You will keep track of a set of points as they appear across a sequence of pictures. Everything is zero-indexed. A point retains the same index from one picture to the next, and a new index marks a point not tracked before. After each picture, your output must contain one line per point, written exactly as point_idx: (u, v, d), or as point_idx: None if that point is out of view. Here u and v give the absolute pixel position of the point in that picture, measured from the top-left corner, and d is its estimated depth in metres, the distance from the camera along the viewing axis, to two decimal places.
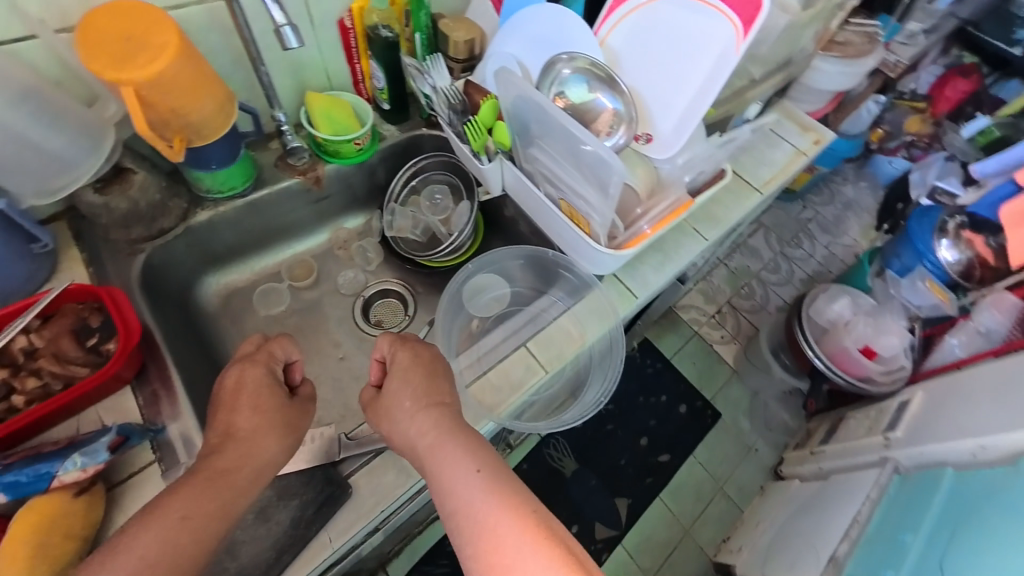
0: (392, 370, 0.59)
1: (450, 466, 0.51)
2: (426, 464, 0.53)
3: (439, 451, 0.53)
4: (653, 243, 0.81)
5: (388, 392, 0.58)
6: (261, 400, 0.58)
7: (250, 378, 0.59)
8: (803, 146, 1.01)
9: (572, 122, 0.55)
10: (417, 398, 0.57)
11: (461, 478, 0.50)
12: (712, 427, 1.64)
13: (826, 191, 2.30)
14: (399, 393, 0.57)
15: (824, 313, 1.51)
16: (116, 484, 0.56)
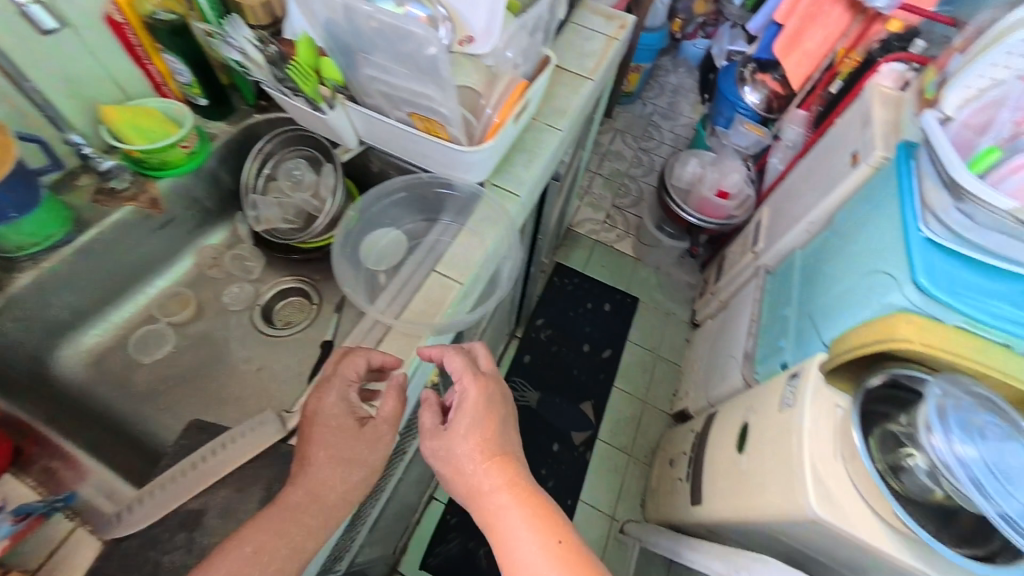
0: (467, 407, 0.62)
1: (528, 530, 0.55)
2: (496, 522, 0.57)
3: (512, 511, 0.56)
4: (516, 145, 0.89)
5: (456, 430, 0.61)
6: (339, 420, 0.57)
7: (346, 399, 0.59)
8: (611, 32, 1.13)
9: (399, 19, 0.57)
10: (494, 453, 0.60)
11: (535, 546, 0.53)
12: (634, 308, 1.84)
13: (656, 85, 2.61)
14: (474, 447, 0.60)
15: (682, 177, 1.80)
16: (40, 567, 0.55)
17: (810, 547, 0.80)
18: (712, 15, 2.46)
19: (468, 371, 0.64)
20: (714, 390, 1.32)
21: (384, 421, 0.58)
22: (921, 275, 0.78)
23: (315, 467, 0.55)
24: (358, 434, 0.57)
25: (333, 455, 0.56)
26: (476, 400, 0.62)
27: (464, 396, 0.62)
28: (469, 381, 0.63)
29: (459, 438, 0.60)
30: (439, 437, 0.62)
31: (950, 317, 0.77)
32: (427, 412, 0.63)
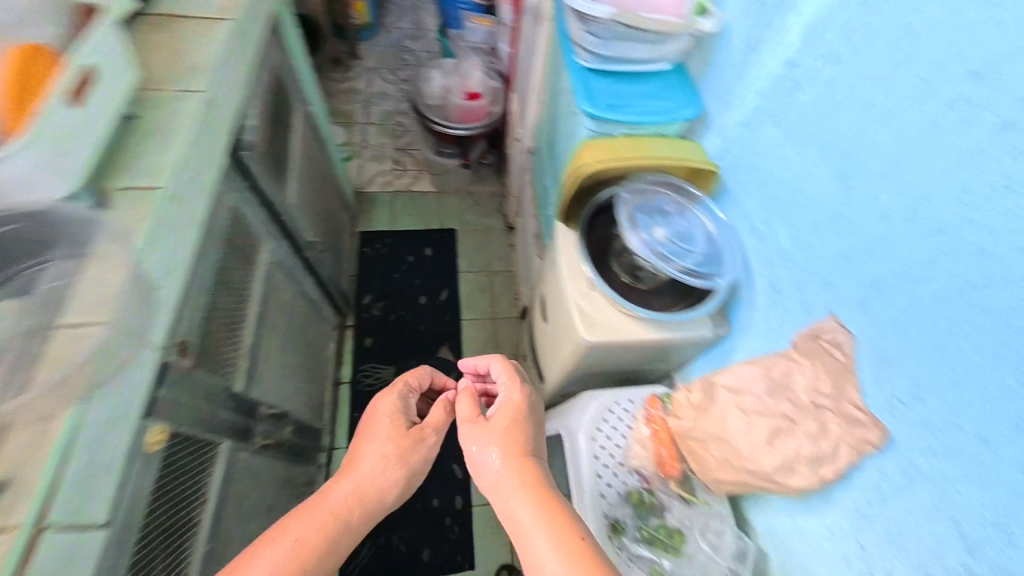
0: (505, 405, 0.69)
1: (540, 517, 0.55)
2: (511, 516, 0.57)
3: (527, 506, 0.57)
4: (137, 129, 0.71)
5: (483, 430, 0.65)
6: (386, 423, 0.67)
7: (393, 405, 0.70)
8: None
9: None
10: (518, 453, 0.63)
11: (543, 539, 0.53)
12: (455, 239, 1.82)
13: (392, 9, 2.42)
14: (504, 445, 0.63)
15: (433, 93, 1.74)
16: None
17: (610, 364, 0.93)
18: None
19: (512, 397, 0.69)
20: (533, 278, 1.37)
21: (428, 428, 0.69)
22: (587, 103, 0.84)
23: (356, 466, 0.63)
24: (392, 435, 0.66)
25: (366, 458, 0.63)
26: (512, 421, 0.66)
27: (503, 391, 0.71)
28: (506, 386, 0.71)
29: (480, 439, 0.64)
30: (472, 430, 0.66)
31: (621, 130, 0.86)
32: (467, 404, 0.69)
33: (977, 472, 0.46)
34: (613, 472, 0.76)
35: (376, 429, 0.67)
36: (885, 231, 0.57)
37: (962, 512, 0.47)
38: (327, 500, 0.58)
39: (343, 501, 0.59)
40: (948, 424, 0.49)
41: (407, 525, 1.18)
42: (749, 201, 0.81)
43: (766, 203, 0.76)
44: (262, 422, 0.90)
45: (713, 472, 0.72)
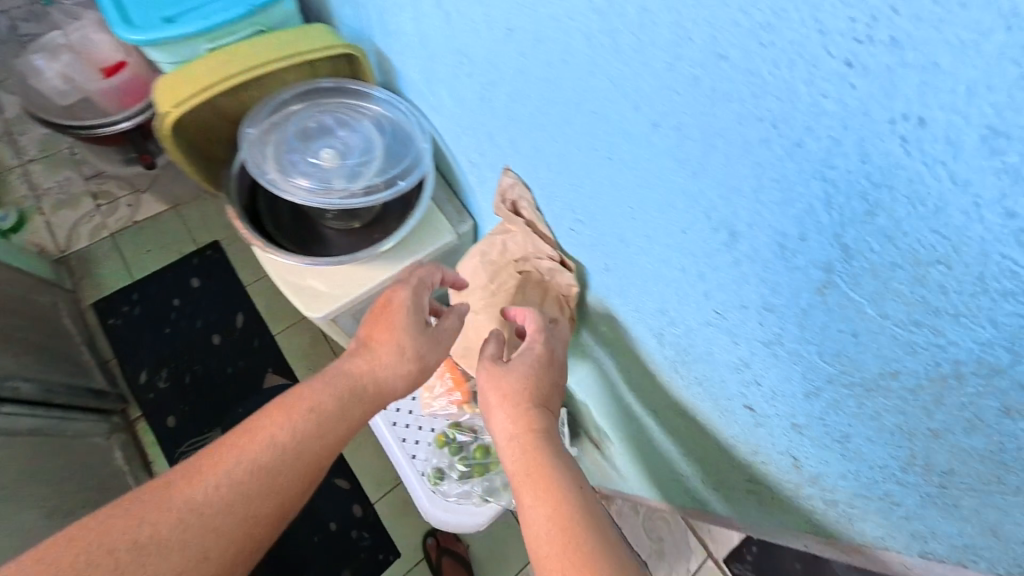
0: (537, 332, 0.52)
1: (546, 477, 0.40)
2: (515, 467, 0.42)
3: (523, 462, 0.42)
4: None
5: (508, 370, 0.47)
6: (399, 321, 0.47)
7: (389, 337, 0.46)
8: None
9: None
10: (543, 392, 0.47)
11: (532, 494, 0.40)
12: (224, 253, 1.44)
13: None
14: (516, 380, 0.47)
15: (56, 87, 1.20)
16: None
17: None
18: None
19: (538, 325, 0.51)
20: None
21: (446, 330, 0.49)
22: (122, 29, 0.59)
23: (272, 436, 0.40)
24: (342, 392, 0.43)
25: (284, 431, 0.40)
26: (555, 349, 0.51)
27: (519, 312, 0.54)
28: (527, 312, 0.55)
29: (503, 379, 0.47)
30: (489, 375, 0.48)
31: (205, 46, 0.64)
32: (493, 342, 0.51)
33: (632, 274, 0.46)
34: (415, 428, 0.70)
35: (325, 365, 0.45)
36: (488, 57, 0.48)
37: (639, 314, 0.48)
38: (230, 474, 0.38)
39: (248, 485, 0.38)
40: (603, 239, 0.47)
41: (318, 562, 1.09)
42: (448, 96, 0.62)
43: (465, 97, 0.58)
44: None
45: None
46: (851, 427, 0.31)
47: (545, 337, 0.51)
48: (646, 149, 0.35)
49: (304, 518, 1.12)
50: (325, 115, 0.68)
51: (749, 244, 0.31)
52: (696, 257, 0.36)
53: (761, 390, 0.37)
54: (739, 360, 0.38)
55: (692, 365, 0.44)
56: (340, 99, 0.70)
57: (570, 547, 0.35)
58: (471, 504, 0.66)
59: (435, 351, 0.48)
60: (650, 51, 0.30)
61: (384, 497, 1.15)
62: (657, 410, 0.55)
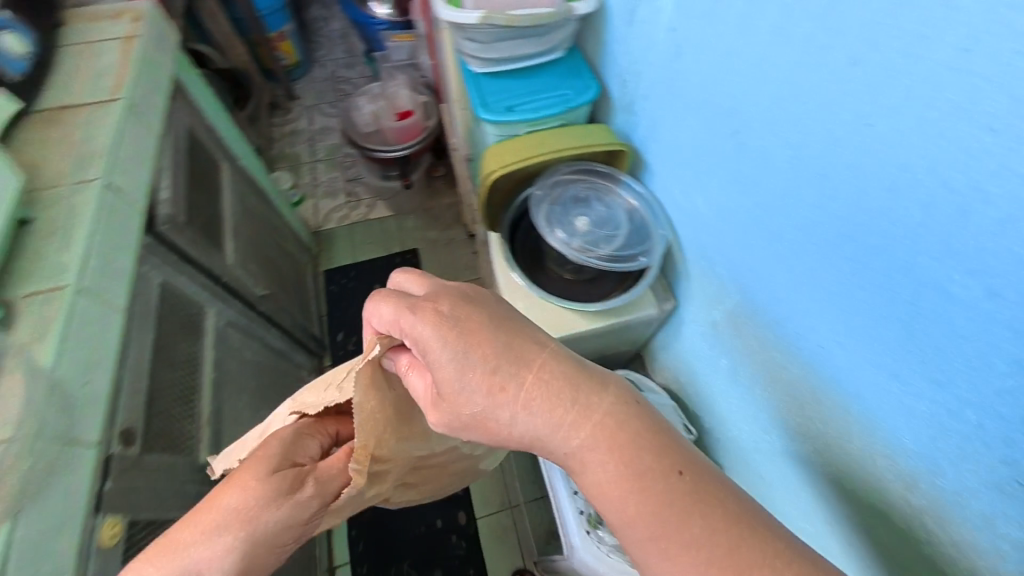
0: (431, 313, 0.48)
1: (633, 485, 0.40)
2: (593, 475, 0.42)
3: (617, 467, 0.41)
4: (47, 231, 0.73)
5: (437, 364, 0.46)
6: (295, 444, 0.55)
7: (249, 498, 0.49)
8: (127, 32, 1.05)
9: None
10: (542, 358, 0.45)
11: (613, 488, 0.40)
12: (420, 260, 1.83)
13: (321, 42, 2.66)
14: (478, 381, 0.45)
15: (365, 122, 1.74)
16: None
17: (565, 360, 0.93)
18: None
19: (411, 313, 0.48)
20: None
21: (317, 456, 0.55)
22: (482, 111, 0.83)
23: (207, 521, 0.48)
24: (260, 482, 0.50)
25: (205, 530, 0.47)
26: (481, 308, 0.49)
27: (387, 322, 0.50)
28: (434, 284, 0.54)
29: (446, 378, 0.46)
30: (436, 398, 0.49)
31: (523, 128, 0.86)
32: (415, 377, 0.51)
33: (807, 376, 0.60)
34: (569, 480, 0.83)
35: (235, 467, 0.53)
36: (784, 195, 0.56)
37: (789, 406, 0.65)
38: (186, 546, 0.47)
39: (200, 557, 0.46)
40: (774, 361, 0.66)
41: (416, 549, 1.17)
42: (705, 210, 0.72)
43: (731, 218, 0.66)
44: None
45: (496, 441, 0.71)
46: (987, 546, 0.43)
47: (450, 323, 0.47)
48: (944, 326, 0.42)
49: (410, 515, 1.20)
50: (589, 190, 0.84)
51: (980, 407, 0.41)
52: (925, 399, 0.45)
53: (915, 497, 0.49)
54: (907, 474, 0.49)
55: (834, 455, 0.59)
56: (605, 182, 0.86)
57: (658, 541, 0.38)
58: (622, 564, 0.73)
59: (325, 485, 0.53)
60: (990, 262, 0.37)
61: (487, 516, 1.20)
62: (794, 489, 0.68)
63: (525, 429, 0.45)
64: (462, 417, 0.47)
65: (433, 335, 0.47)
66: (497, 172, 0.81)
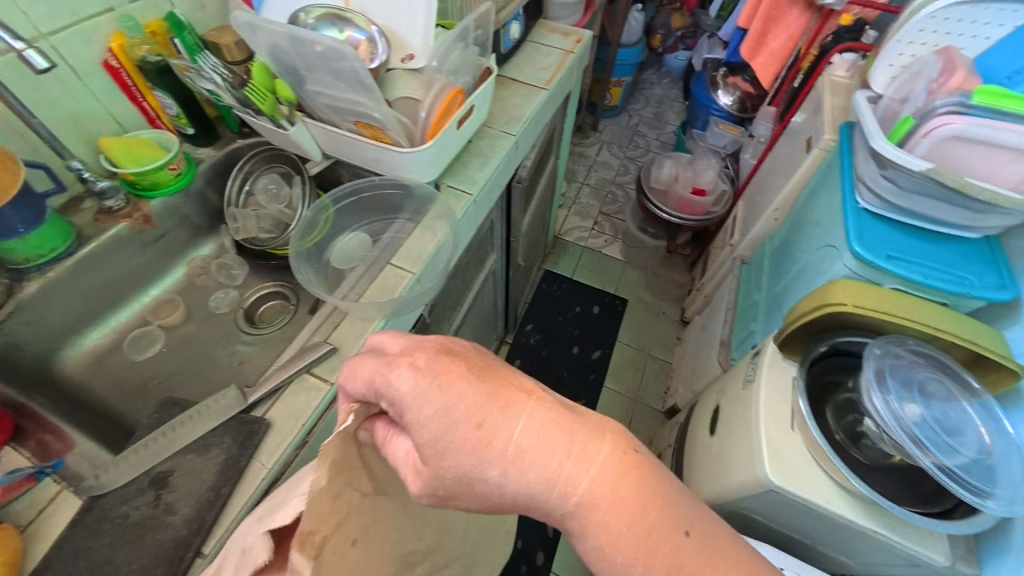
0: (410, 370, 0.44)
1: (644, 540, 0.40)
2: (606, 533, 0.41)
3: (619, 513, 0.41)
4: (472, 151, 0.97)
5: (419, 424, 0.43)
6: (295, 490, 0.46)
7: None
8: (568, 48, 1.31)
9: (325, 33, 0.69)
10: (535, 404, 0.43)
11: (619, 532, 0.41)
12: (625, 310, 1.85)
13: (641, 98, 2.98)
14: (464, 439, 0.42)
15: (658, 178, 1.76)
16: (26, 526, 0.51)
17: (780, 522, 0.81)
18: (690, 29, 2.90)
19: (378, 363, 0.45)
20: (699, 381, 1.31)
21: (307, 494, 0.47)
22: (856, 243, 0.78)
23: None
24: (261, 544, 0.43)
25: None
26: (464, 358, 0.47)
27: (370, 369, 0.46)
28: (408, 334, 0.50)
29: (428, 436, 0.43)
30: (419, 464, 0.45)
31: (893, 281, 0.78)
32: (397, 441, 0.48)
33: None
34: None
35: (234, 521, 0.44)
36: None
37: None
38: None
39: None
40: None
41: None
42: None
43: None
44: None
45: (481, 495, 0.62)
46: None
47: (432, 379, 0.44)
48: None
49: None
50: (948, 390, 0.69)
51: None
52: None
53: None
54: None
55: None
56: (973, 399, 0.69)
57: None
58: None
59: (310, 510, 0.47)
60: None
61: None
62: None
63: (516, 491, 0.42)
64: (447, 481, 0.44)
65: (413, 377, 0.44)
66: (852, 309, 0.72)
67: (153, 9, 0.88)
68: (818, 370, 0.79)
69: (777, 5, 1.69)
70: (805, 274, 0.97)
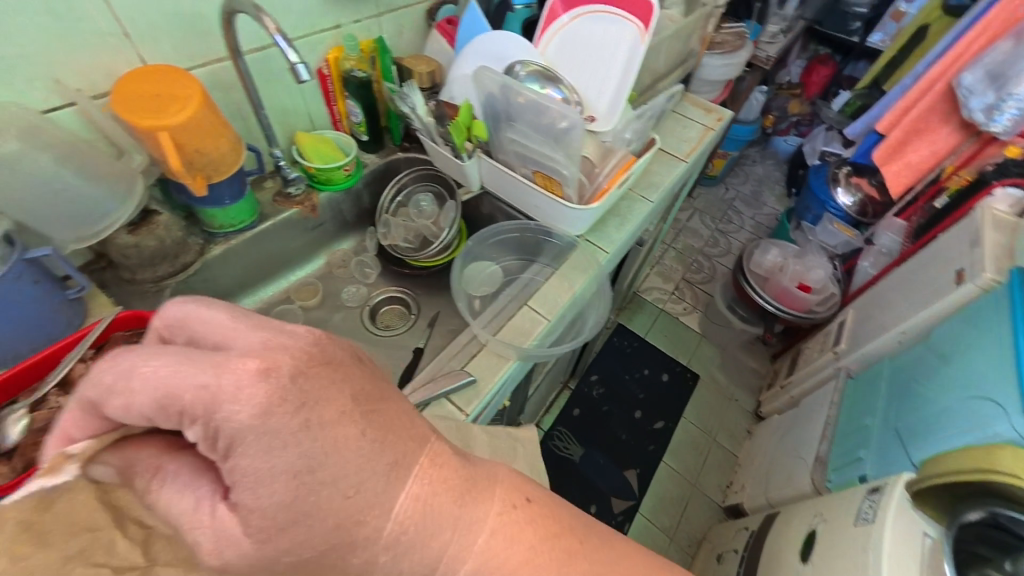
0: (259, 386, 0.34)
1: None
2: None
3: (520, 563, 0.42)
4: (610, 210, 0.97)
5: (260, 481, 0.34)
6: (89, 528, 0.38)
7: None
8: (709, 123, 1.30)
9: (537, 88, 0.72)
10: (426, 467, 0.41)
11: None
12: (695, 386, 1.78)
13: (740, 173, 2.80)
14: (329, 509, 0.36)
15: (762, 263, 1.72)
16: None
17: None
18: (808, 116, 2.72)
19: (216, 378, 0.34)
20: (778, 492, 1.23)
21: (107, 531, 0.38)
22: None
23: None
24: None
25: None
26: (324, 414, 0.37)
27: (191, 390, 0.34)
28: (244, 324, 0.38)
29: (272, 499, 0.35)
30: (237, 536, 0.36)
31: None
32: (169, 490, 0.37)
33: None
34: None
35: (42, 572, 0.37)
36: None
37: None
38: None
39: None
40: None
41: None
42: None
43: None
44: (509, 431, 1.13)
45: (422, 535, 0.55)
46: None
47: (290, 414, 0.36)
48: None
49: None
50: None
51: None
52: None
53: None
54: None
55: None
56: None
57: None
58: None
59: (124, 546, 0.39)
60: None
61: None
62: None
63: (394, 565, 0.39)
64: (282, 564, 0.37)
65: (269, 404, 0.35)
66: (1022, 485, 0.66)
67: (366, 30, 0.99)
68: (963, 535, 0.73)
69: (924, 119, 1.60)
70: (942, 418, 0.91)
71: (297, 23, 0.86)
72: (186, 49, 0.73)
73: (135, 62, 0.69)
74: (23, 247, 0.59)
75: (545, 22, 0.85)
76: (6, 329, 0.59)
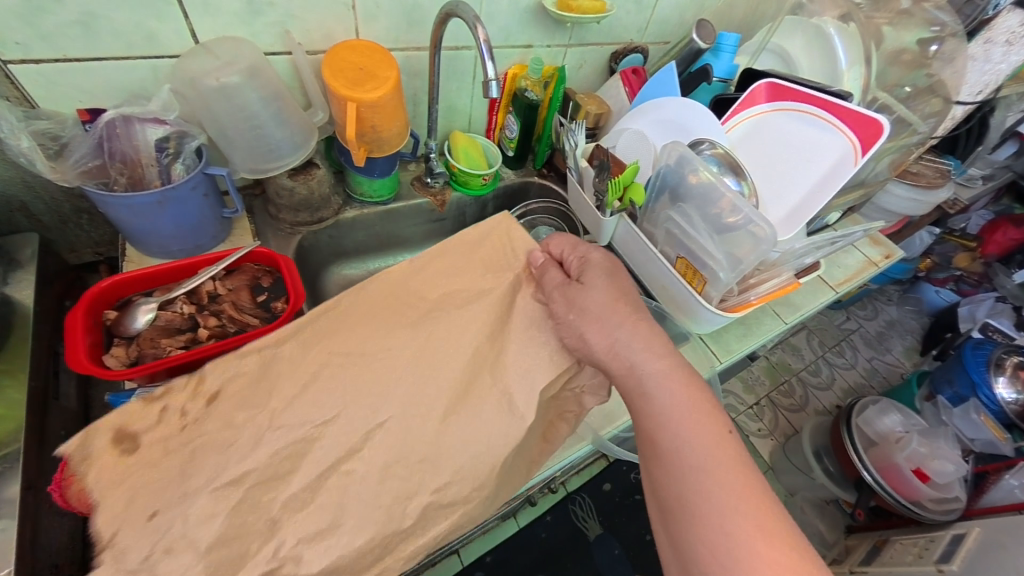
0: (465, 262, 0.64)
1: (690, 393, 0.51)
2: (679, 403, 0.51)
3: (722, 488, 0.46)
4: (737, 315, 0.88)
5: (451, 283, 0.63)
6: None
7: None
8: (874, 257, 1.12)
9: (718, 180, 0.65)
10: (666, 361, 0.53)
11: (688, 414, 0.50)
12: None
13: (869, 306, 2.33)
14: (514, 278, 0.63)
15: (874, 424, 1.50)
16: None
17: None
18: (976, 275, 2.12)
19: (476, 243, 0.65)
20: None
21: None
22: None
23: (353, 369, 0.56)
24: None
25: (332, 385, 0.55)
26: (487, 238, 0.66)
27: None
28: None
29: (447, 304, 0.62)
30: None
31: None
32: None
33: None
34: None
35: (333, 342, 0.57)
36: None
37: None
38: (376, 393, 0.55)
39: (339, 398, 0.54)
40: None
41: None
42: None
43: None
44: (542, 489, 1.07)
45: (442, 401, 0.56)
46: None
47: (540, 278, 0.61)
48: None
49: None
50: None
51: None
52: None
53: None
54: None
55: None
56: None
57: (720, 463, 0.47)
58: None
59: None
60: None
61: None
62: None
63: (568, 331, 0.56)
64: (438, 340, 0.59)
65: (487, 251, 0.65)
66: None
67: (551, 57, 0.96)
68: None
69: None
70: None
71: (499, 33, 0.87)
72: (397, 34, 0.75)
73: (351, 33, 0.72)
74: (208, 162, 0.66)
75: (741, 103, 0.78)
76: (167, 228, 0.66)
